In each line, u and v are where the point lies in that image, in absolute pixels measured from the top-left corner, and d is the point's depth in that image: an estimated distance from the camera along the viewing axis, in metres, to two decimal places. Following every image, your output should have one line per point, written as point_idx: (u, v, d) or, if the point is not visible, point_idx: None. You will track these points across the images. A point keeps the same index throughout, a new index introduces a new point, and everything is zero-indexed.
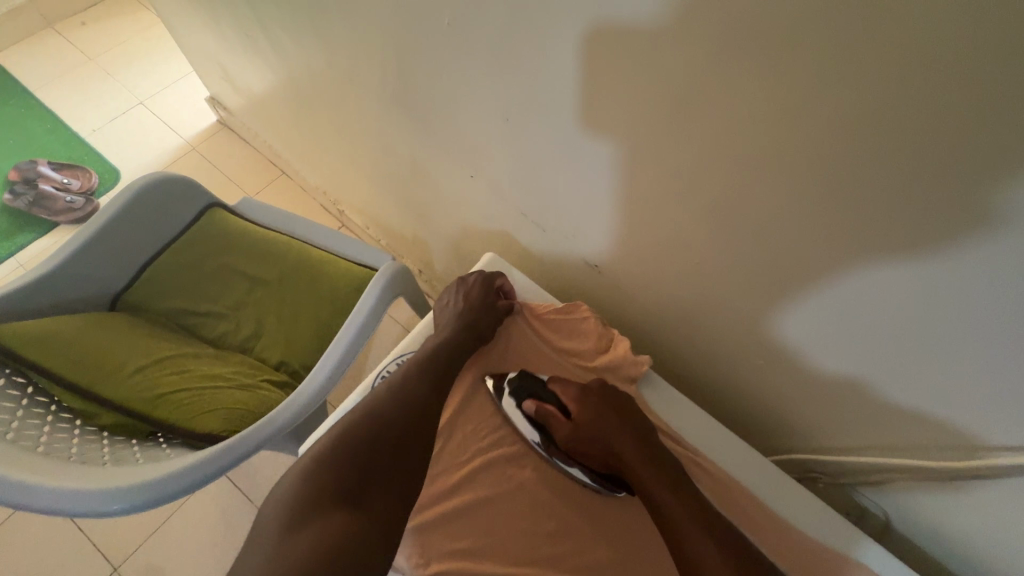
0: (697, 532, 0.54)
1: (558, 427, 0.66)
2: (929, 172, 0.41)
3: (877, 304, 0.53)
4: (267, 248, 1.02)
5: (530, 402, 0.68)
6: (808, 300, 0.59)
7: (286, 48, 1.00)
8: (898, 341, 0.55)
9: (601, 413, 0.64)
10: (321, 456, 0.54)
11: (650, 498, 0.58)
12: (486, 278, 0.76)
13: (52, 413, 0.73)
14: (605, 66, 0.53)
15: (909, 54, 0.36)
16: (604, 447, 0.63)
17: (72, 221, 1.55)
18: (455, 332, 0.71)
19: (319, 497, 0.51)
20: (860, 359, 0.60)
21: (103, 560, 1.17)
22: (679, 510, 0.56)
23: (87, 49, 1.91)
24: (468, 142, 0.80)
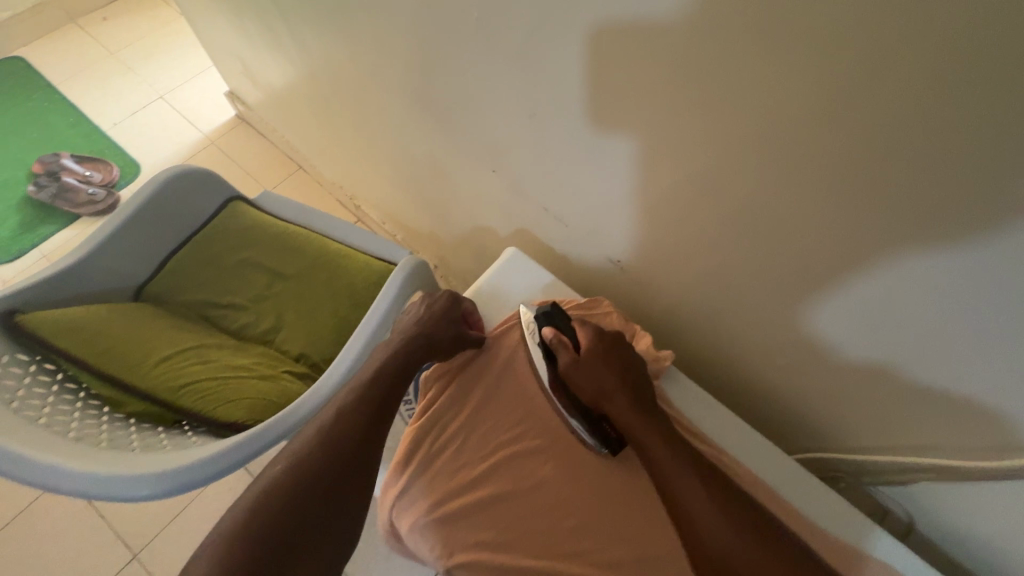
0: (686, 480, 0.56)
1: (564, 358, 0.67)
2: (962, 173, 0.40)
3: (904, 299, 0.52)
4: (287, 241, 1.03)
5: (548, 330, 0.69)
6: (833, 296, 0.58)
7: (308, 43, 1.01)
8: (926, 336, 0.54)
9: (608, 357, 0.65)
10: (286, 481, 0.54)
11: (642, 441, 0.60)
12: (455, 295, 0.75)
13: (80, 399, 0.75)
14: (633, 62, 0.53)
15: (951, 52, 0.36)
16: (602, 389, 0.64)
17: (93, 213, 1.57)
18: (410, 347, 0.68)
19: (267, 530, 0.51)
20: (884, 347, 0.58)
21: (122, 547, 1.20)
22: (669, 460, 0.58)
23: (109, 44, 1.93)
24: (490, 137, 0.80)
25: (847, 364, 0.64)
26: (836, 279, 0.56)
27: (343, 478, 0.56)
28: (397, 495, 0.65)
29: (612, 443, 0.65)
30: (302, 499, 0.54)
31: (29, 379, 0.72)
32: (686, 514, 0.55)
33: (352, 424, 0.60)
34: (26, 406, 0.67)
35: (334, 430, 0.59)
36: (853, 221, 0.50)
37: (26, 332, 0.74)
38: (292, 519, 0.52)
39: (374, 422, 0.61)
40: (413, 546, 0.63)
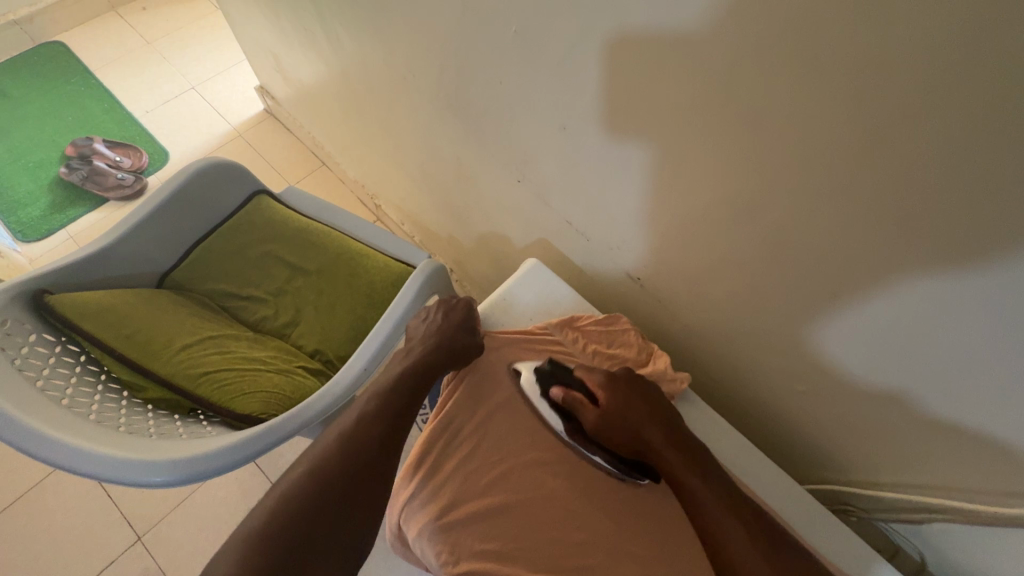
0: (724, 519, 0.55)
1: (584, 414, 0.66)
2: (1005, 216, 0.40)
3: (926, 326, 0.51)
4: (309, 238, 1.04)
5: (557, 389, 0.68)
6: (852, 317, 0.57)
7: (344, 44, 1.03)
8: (953, 369, 0.52)
9: (630, 398, 0.65)
10: (301, 488, 0.54)
11: (676, 479, 0.59)
12: (470, 303, 0.77)
13: (102, 382, 0.76)
14: (672, 83, 0.53)
15: (997, 93, 0.35)
16: (630, 429, 0.63)
17: (122, 197, 1.60)
18: (432, 353, 0.70)
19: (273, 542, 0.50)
20: (905, 375, 0.57)
21: (128, 528, 1.21)
22: (704, 493, 0.57)
23: (146, 34, 1.98)
24: (519, 146, 0.80)
25: (870, 397, 0.63)
26: (871, 307, 0.55)
27: (355, 494, 0.56)
28: (408, 498, 0.64)
29: (648, 471, 0.66)
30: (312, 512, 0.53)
31: (54, 359, 0.73)
32: (727, 553, 0.54)
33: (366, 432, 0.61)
34: (50, 385, 0.69)
35: (350, 437, 0.60)
36: (884, 255, 0.49)
37: (55, 313, 0.76)
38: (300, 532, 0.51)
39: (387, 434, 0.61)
40: (420, 553, 0.62)
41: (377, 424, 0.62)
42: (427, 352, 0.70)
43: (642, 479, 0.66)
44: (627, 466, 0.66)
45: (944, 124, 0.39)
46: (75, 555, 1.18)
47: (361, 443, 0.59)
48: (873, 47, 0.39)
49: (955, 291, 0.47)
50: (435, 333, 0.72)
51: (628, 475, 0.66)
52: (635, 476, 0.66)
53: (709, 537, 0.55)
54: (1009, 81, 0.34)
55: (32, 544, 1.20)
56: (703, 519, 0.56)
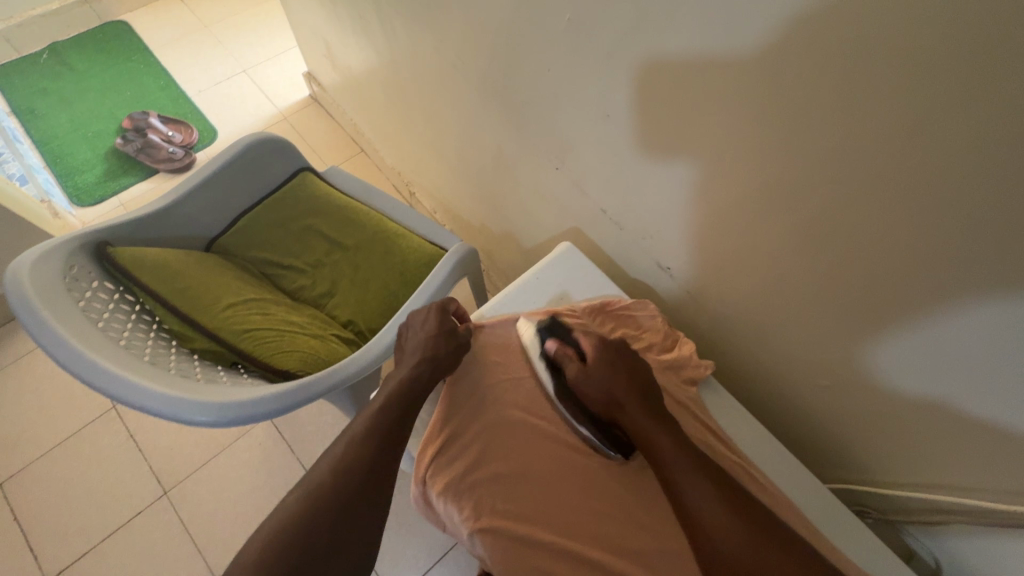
0: (694, 481, 0.55)
1: (569, 366, 0.69)
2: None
3: (969, 340, 0.52)
4: (348, 214, 1.09)
5: (552, 342, 0.71)
6: (896, 337, 0.58)
7: (396, 32, 1.07)
8: (996, 381, 0.52)
9: (614, 361, 0.66)
10: (327, 478, 0.58)
11: (648, 444, 0.60)
12: (442, 306, 0.75)
13: (153, 331, 0.81)
14: (717, 75, 0.55)
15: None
16: (609, 391, 0.64)
17: (171, 170, 1.68)
18: (420, 372, 0.68)
19: (299, 549, 0.53)
20: (950, 393, 0.57)
21: (156, 482, 1.27)
22: (675, 461, 0.57)
23: (204, 18, 2.07)
24: (560, 134, 0.83)
25: (894, 395, 0.63)
26: (914, 326, 0.56)
27: (373, 490, 0.59)
28: (433, 455, 0.67)
29: (623, 447, 0.67)
30: (335, 520, 0.55)
31: (113, 306, 0.79)
32: (691, 512, 0.54)
33: (388, 407, 0.65)
34: (109, 327, 0.74)
35: (373, 419, 0.63)
36: (918, 250, 0.51)
37: (115, 264, 0.81)
38: (324, 537, 0.54)
39: (399, 418, 0.65)
40: (442, 509, 0.65)
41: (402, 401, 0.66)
42: (415, 373, 0.68)
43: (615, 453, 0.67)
44: (601, 428, 0.68)
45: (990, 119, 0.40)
46: (106, 502, 1.25)
47: (382, 425, 0.63)
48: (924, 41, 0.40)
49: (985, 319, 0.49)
50: (420, 352, 0.70)
51: (605, 445, 0.67)
52: (608, 449, 0.67)
53: (676, 498, 0.56)
54: None
55: (68, 488, 1.26)
56: (673, 482, 0.56)
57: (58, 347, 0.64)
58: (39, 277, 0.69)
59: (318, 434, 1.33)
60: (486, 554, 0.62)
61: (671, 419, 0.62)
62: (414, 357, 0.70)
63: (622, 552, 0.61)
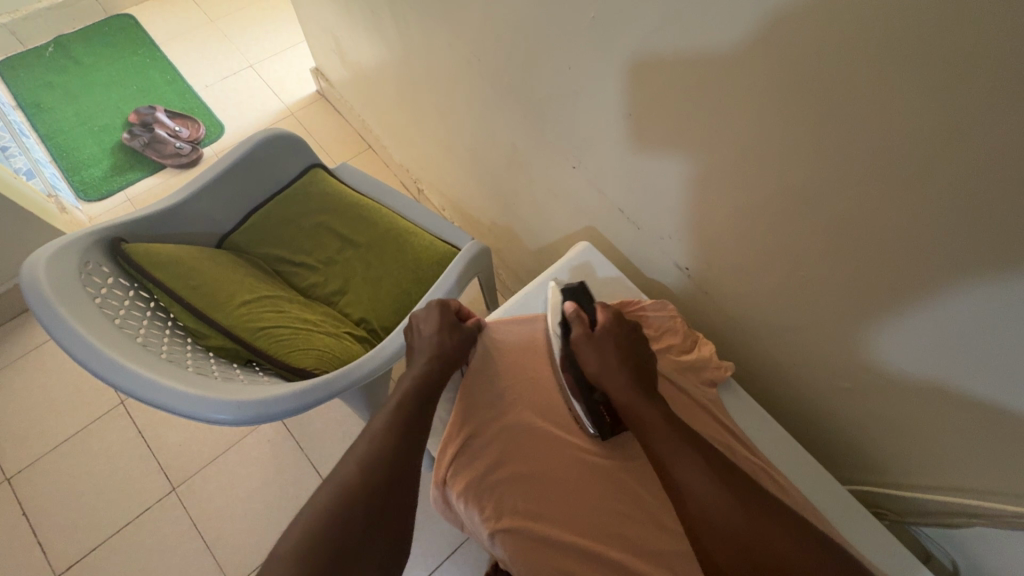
0: (675, 442, 0.57)
1: (577, 329, 0.69)
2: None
3: (978, 325, 0.51)
4: (361, 212, 1.08)
5: (571, 304, 0.72)
6: (901, 317, 0.58)
7: (410, 28, 1.07)
8: (1006, 371, 0.52)
9: (619, 335, 0.68)
10: (351, 477, 0.57)
11: (635, 408, 0.62)
12: (442, 302, 0.76)
13: (169, 327, 0.81)
14: (744, 76, 0.55)
15: None
16: (602, 358, 0.66)
17: (178, 165, 1.67)
18: (430, 370, 0.69)
19: (327, 549, 0.51)
20: (951, 376, 0.57)
21: (164, 479, 1.27)
22: (658, 424, 0.60)
23: (210, 12, 2.06)
24: (578, 133, 0.82)
25: (916, 400, 0.63)
26: (921, 310, 0.55)
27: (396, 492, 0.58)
28: (454, 455, 0.66)
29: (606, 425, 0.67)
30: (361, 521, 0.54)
31: (128, 301, 0.78)
32: (667, 464, 0.56)
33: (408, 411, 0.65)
34: (126, 323, 0.74)
35: (396, 420, 0.63)
36: (946, 255, 0.50)
37: (130, 260, 0.81)
38: (351, 537, 0.53)
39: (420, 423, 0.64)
40: (462, 510, 0.65)
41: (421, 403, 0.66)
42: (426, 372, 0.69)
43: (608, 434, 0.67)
44: (590, 401, 0.68)
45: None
46: (115, 497, 1.25)
47: (405, 427, 0.63)
48: (971, 41, 0.39)
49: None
50: (427, 352, 0.71)
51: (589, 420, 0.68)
52: (592, 424, 0.67)
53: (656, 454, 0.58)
54: None
55: (76, 484, 1.26)
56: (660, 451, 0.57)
57: (76, 345, 0.63)
58: (55, 271, 0.69)
59: (327, 431, 1.33)
60: (508, 554, 0.61)
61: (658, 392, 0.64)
62: (423, 357, 0.70)
63: (642, 555, 0.61)
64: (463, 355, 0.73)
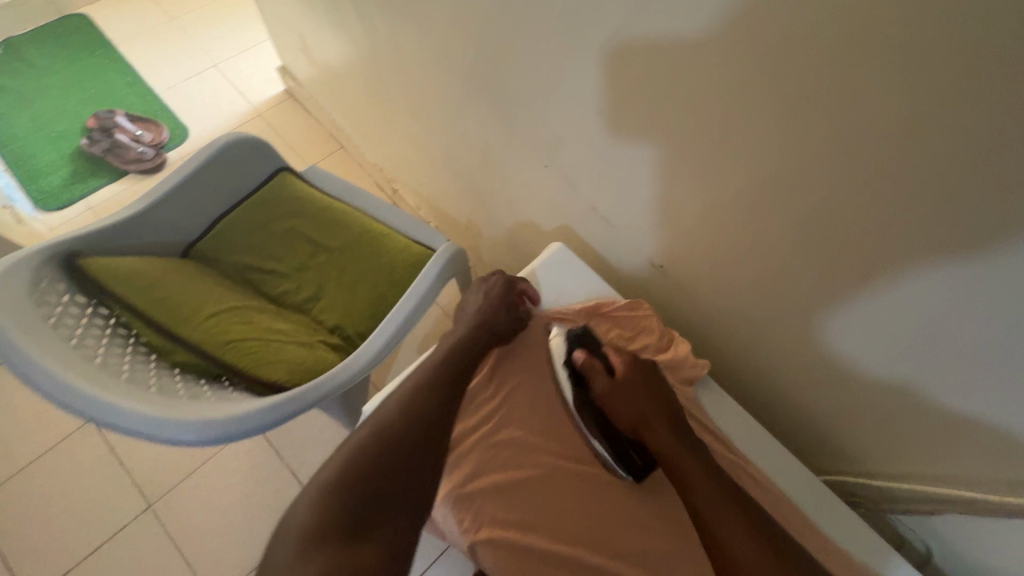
0: (722, 509, 0.54)
1: (599, 379, 0.67)
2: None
3: (940, 312, 0.52)
4: (332, 216, 1.06)
5: (581, 352, 0.70)
6: (860, 304, 0.59)
7: (375, 25, 1.04)
8: (969, 361, 0.54)
9: (645, 381, 0.66)
10: (396, 417, 0.59)
11: (675, 467, 0.59)
12: (509, 279, 0.77)
13: (130, 344, 0.78)
14: (711, 72, 0.54)
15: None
16: (637, 410, 0.64)
17: (142, 170, 1.61)
18: (477, 333, 0.71)
19: (360, 494, 0.51)
20: (913, 362, 0.59)
21: (139, 495, 1.23)
22: (700, 482, 0.56)
23: (170, 10, 1.99)
24: (549, 131, 0.81)
25: (887, 389, 0.64)
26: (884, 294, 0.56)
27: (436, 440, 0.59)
28: None
29: (636, 470, 0.65)
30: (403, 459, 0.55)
31: (85, 319, 0.75)
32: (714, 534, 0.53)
33: (450, 370, 0.66)
34: (83, 343, 0.70)
35: (439, 376, 0.65)
36: (912, 248, 0.50)
37: (86, 275, 0.77)
38: (385, 486, 0.53)
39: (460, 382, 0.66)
40: (441, 519, 0.64)
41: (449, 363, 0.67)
42: (473, 331, 0.71)
43: (629, 477, 0.65)
44: (617, 446, 0.66)
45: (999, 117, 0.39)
46: (88, 517, 1.21)
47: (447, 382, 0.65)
48: (936, 32, 0.39)
49: (1003, 303, 0.47)
50: (479, 313, 0.73)
51: (619, 467, 0.66)
52: (623, 470, 0.65)
53: (698, 517, 0.55)
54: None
55: (46, 505, 1.22)
56: (700, 510, 0.55)
57: (30, 371, 0.60)
58: (4, 290, 0.66)
59: (308, 439, 1.31)
60: (488, 564, 0.61)
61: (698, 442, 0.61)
62: (474, 321, 0.72)
63: (620, 556, 0.61)
64: (512, 330, 0.74)
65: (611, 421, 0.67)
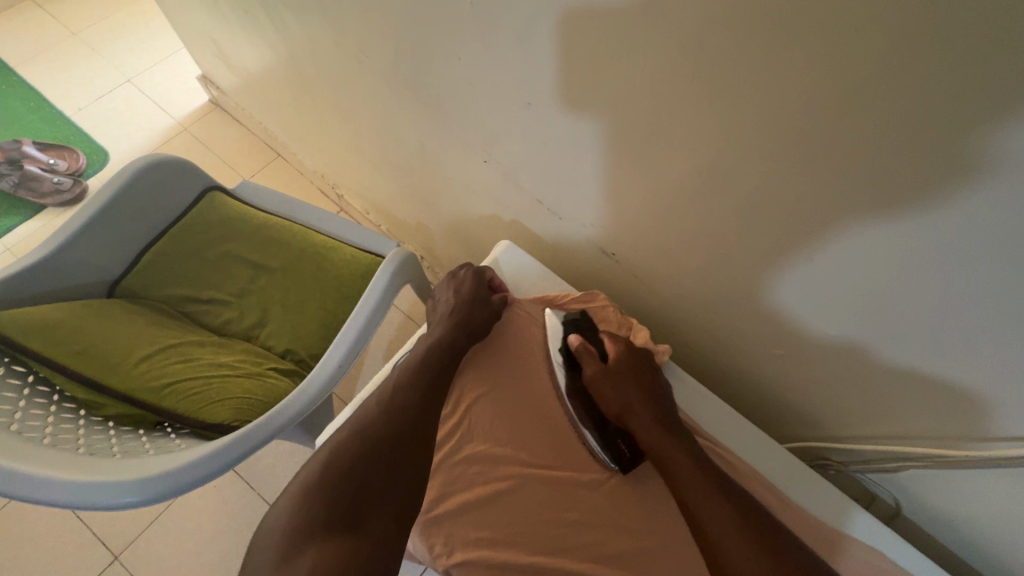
0: (705, 494, 0.57)
1: (590, 365, 0.69)
2: (989, 171, 0.40)
3: (884, 276, 0.53)
4: (270, 234, 0.99)
5: (576, 336, 0.72)
6: (809, 268, 0.58)
7: (289, 27, 0.97)
8: (918, 322, 0.54)
9: (636, 370, 0.68)
10: (376, 416, 0.61)
11: (662, 455, 0.62)
12: (479, 271, 0.78)
13: (54, 402, 0.71)
14: (636, 55, 0.52)
15: (950, 56, 0.36)
16: (627, 395, 0.66)
17: (61, 204, 1.50)
18: (450, 331, 0.72)
19: (340, 496, 0.53)
20: (864, 327, 0.59)
21: (103, 549, 1.16)
22: (687, 470, 0.60)
23: (71, 24, 1.83)
24: (483, 126, 0.78)
25: (843, 355, 0.64)
26: (832, 258, 0.55)
27: (419, 433, 0.61)
28: None
29: (624, 459, 0.66)
30: (384, 456, 0.57)
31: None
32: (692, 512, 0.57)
33: (428, 369, 0.68)
34: None
35: (420, 373, 0.67)
36: (853, 216, 0.50)
37: None
38: (366, 485, 0.55)
39: (443, 376, 0.68)
40: (411, 545, 0.64)
41: (428, 360, 0.68)
42: (444, 330, 0.72)
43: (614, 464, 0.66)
44: (605, 435, 0.67)
45: (927, 76, 0.38)
46: None
47: (426, 379, 0.66)
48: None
49: (941, 269, 0.48)
50: (450, 311, 0.74)
51: (604, 452, 0.67)
52: (609, 455, 0.66)
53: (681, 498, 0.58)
54: (961, 43, 0.35)
55: None
56: (686, 499, 0.58)
57: None
58: None
59: (279, 466, 1.25)
60: None
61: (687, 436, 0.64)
62: (445, 319, 0.74)
63: (598, 560, 0.61)
64: (487, 321, 0.74)
65: (600, 403, 0.69)
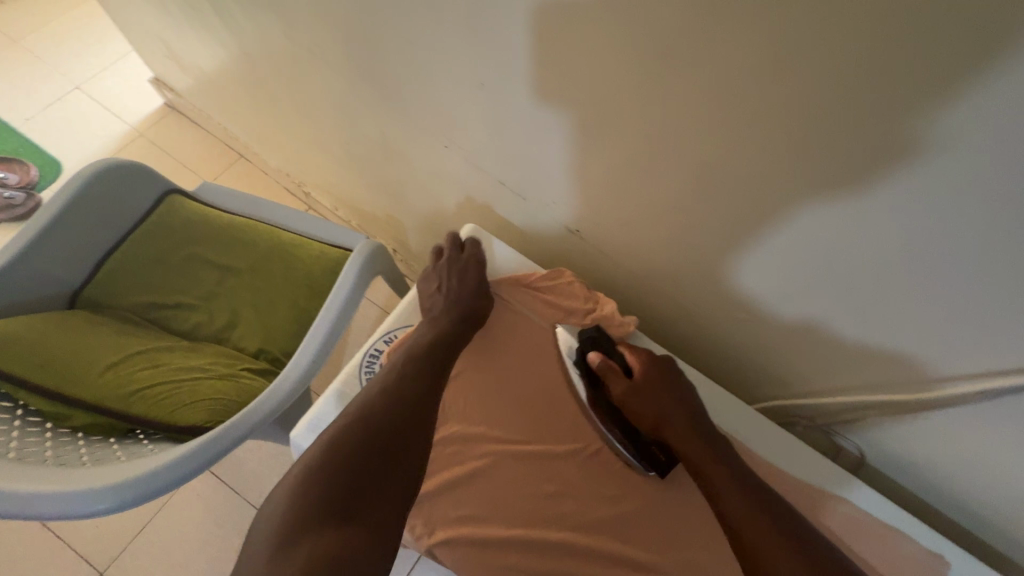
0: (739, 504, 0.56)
1: (617, 383, 0.68)
2: (917, 123, 0.42)
3: (829, 234, 0.55)
4: (235, 235, 0.98)
5: (595, 354, 0.70)
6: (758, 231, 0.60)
7: (238, 21, 0.95)
8: (863, 277, 0.56)
9: (662, 381, 0.67)
10: (376, 404, 0.60)
11: (700, 471, 0.61)
12: (478, 257, 0.78)
13: (18, 417, 0.70)
14: (582, 30, 0.52)
15: (873, 13, 0.37)
16: (658, 409, 0.65)
17: (14, 219, 1.46)
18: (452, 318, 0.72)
19: (339, 487, 0.52)
20: (814, 286, 0.62)
21: (86, 566, 1.14)
22: (725, 483, 0.59)
23: (11, 31, 1.75)
24: (442, 111, 0.77)
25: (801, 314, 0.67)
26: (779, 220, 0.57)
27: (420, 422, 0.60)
28: None
29: (660, 465, 0.66)
30: (385, 445, 0.56)
31: None
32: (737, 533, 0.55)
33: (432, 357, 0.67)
34: None
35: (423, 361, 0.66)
36: (799, 178, 0.52)
37: None
38: (365, 475, 0.53)
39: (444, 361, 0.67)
40: None
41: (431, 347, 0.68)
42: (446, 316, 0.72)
43: (650, 471, 0.66)
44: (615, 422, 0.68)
45: (854, 34, 0.39)
46: None
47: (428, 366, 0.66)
48: None
49: (931, 241, 0.49)
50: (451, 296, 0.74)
51: (638, 462, 0.67)
52: (645, 467, 0.66)
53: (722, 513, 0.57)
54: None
55: None
56: (724, 511, 0.57)
57: None
58: None
59: (263, 469, 1.24)
60: (450, 562, 0.62)
61: (721, 441, 0.63)
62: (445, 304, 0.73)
63: (576, 528, 0.63)
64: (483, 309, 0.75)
65: (630, 416, 0.68)
